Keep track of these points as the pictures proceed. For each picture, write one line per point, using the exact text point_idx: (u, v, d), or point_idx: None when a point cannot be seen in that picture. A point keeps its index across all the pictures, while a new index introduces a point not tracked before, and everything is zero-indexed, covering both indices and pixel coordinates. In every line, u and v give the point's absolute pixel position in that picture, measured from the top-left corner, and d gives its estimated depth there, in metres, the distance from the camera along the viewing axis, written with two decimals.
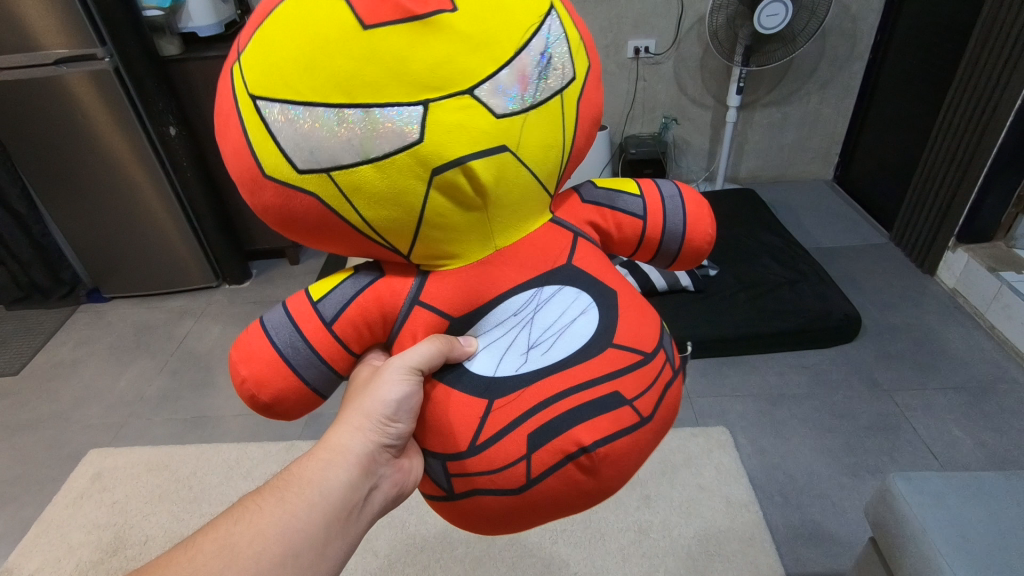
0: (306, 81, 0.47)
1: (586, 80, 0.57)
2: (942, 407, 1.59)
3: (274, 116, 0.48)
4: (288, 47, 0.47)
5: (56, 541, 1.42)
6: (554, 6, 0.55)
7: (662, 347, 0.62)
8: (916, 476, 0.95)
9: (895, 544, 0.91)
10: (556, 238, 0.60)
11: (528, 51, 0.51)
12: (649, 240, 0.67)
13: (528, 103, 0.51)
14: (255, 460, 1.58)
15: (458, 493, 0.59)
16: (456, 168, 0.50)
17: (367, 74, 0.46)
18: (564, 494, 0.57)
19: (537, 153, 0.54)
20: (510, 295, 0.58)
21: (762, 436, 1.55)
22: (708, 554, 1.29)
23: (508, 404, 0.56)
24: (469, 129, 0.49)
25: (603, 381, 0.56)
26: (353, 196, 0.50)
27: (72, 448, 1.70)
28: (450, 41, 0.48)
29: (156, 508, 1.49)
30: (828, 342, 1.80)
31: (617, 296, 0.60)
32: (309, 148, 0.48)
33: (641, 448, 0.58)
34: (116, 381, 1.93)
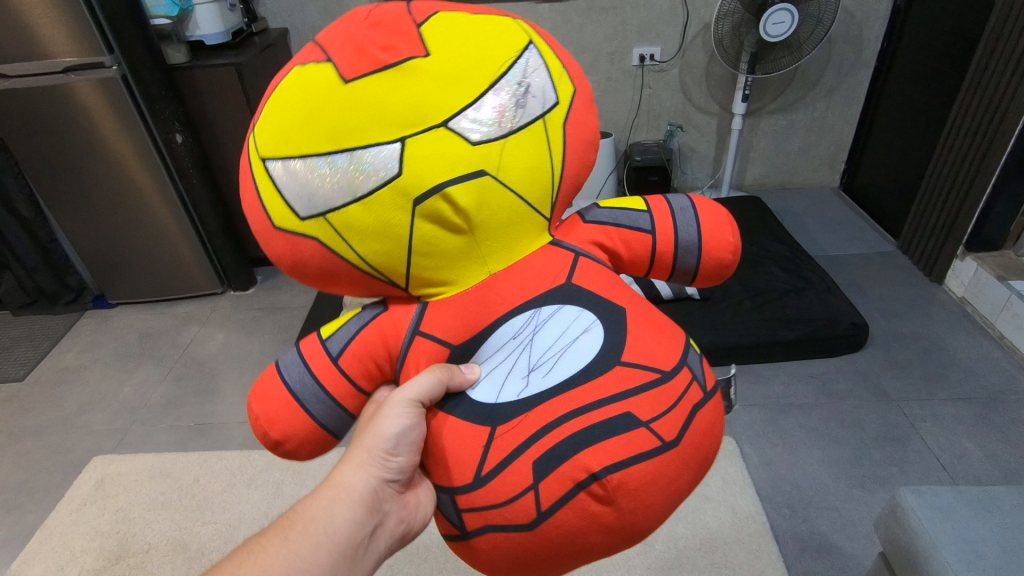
0: (298, 135, 0.52)
1: (572, 102, 0.58)
2: (950, 418, 1.58)
3: (274, 170, 0.53)
4: (283, 108, 0.53)
5: (59, 548, 1.42)
6: (532, 39, 0.57)
7: (684, 364, 0.59)
8: (927, 490, 0.93)
9: (905, 559, 0.89)
10: (553, 258, 0.60)
11: (502, 82, 0.53)
12: (661, 254, 0.65)
13: (506, 129, 0.53)
14: (258, 468, 1.57)
15: (472, 532, 0.58)
16: (435, 196, 0.52)
17: (350, 120, 0.50)
18: (582, 530, 0.54)
19: (521, 175, 0.55)
20: (507, 318, 0.58)
21: (768, 446, 1.54)
22: (714, 566, 1.27)
23: (510, 430, 0.55)
24: (447, 159, 0.52)
25: (613, 402, 0.54)
26: (345, 233, 0.54)
27: (76, 455, 1.70)
28: (425, 81, 0.51)
29: (159, 515, 1.48)
30: (835, 351, 1.78)
31: (625, 313, 0.59)
32: (307, 196, 0.52)
33: (667, 477, 0.54)
34: (120, 388, 1.93)
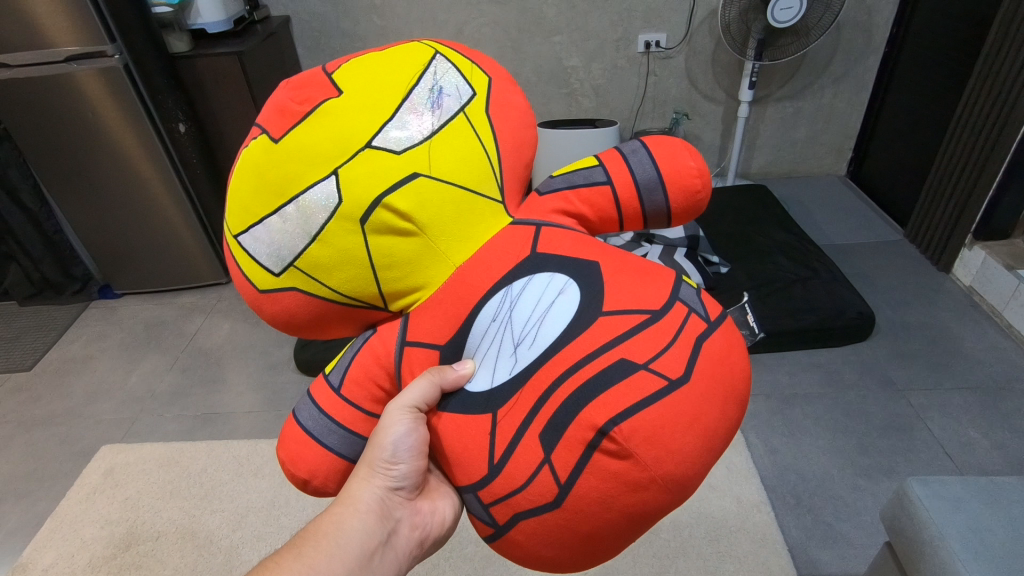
0: (252, 204, 0.56)
1: (489, 91, 0.61)
2: (956, 408, 1.57)
3: (244, 242, 0.58)
4: (237, 187, 0.58)
5: (69, 536, 1.44)
6: (438, 49, 0.60)
7: (678, 300, 0.57)
8: (934, 480, 0.93)
9: (911, 549, 0.89)
10: (517, 236, 0.59)
11: (414, 92, 0.56)
12: (626, 201, 0.63)
13: (428, 132, 0.56)
14: (265, 457, 1.59)
15: (506, 525, 0.57)
16: (378, 208, 0.54)
17: (287, 174, 0.55)
18: (611, 493, 0.51)
19: (455, 170, 0.57)
20: (483, 303, 0.57)
21: (773, 435, 1.54)
22: (719, 554, 1.28)
23: (511, 410, 0.55)
24: (378, 174, 0.54)
25: (606, 353, 0.52)
26: (314, 273, 0.57)
27: (85, 444, 1.71)
28: (341, 114, 0.55)
29: (168, 503, 1.50)
30: (842, 340, 1.78)
31: (598, 266, 0.57)
32: (274, 253, 0.56)
33: (687, 416, 0.51)
34: (127, 378, 1.94)
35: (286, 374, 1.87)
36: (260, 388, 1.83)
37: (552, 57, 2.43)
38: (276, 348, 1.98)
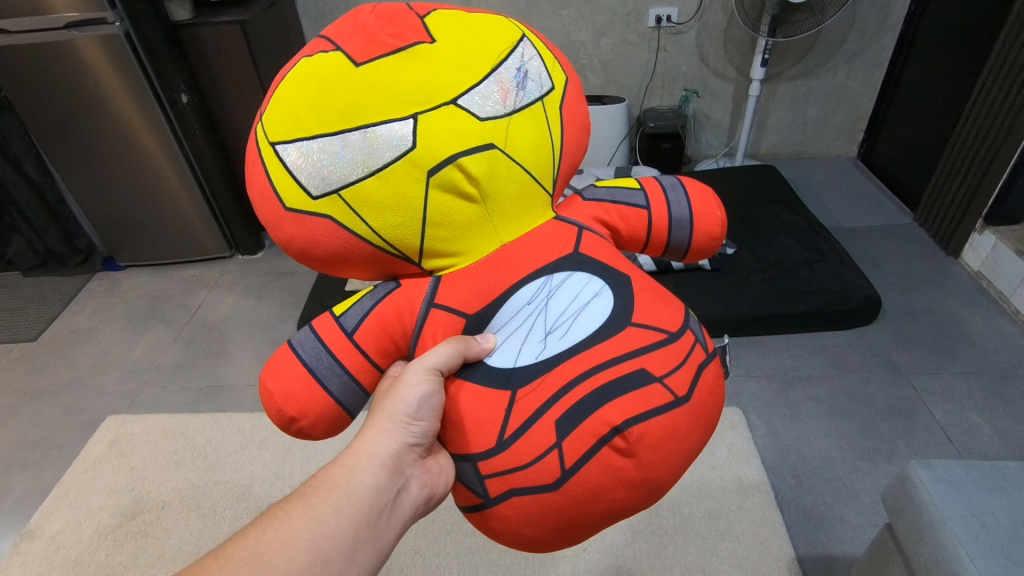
0: (311, 117, 0.53)
1: (566, 89, 0.62)
2: (960, 393, 1.57)
3: (286, 152, 0.54)
4: (296, 93, 0.54)
5: (76, 504, 1.46)
6: (526, 34, 0.61)
7: (687, 328, 0.60)
8: (937, 463, 0.93)
9: (912, 532, 0.89)
10: (560, 232, 0.61)
11: (503, 67, 0.56)
12: (657, 229, 0.66)
13: (510, 107, 0.56)
14: (269, 430, 1.60)
15: (495, 499, 0.56)
16: (450, 165, 0.53)
17: (363, 101, 0.52)
18: (606, 486, 0.53)
19: (527, 151, 0.57)
20: (521, 285, 0.58)
21: (775, 417, 1.54)
22: (718, 533, 1.29)
23: (532, 393, 0.55)
24: (457, 132, 0.53)
25: (627, 360, 0.54)
26: (360, 209, 0.54)
27: (90, 415, 1.72)
28: (431, 63, 0.53)
29: (172, 474, 1.51)
30: (847, 324, 1.77)
31: (631, 281, 0.60)
32: (321, 175, 0.53)
33: (682, 433, 0.54)
34: (131, 350, 1.94)
35: None
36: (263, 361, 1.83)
37: (560, 31, 2.38)
38: (280, 323, 1.99)
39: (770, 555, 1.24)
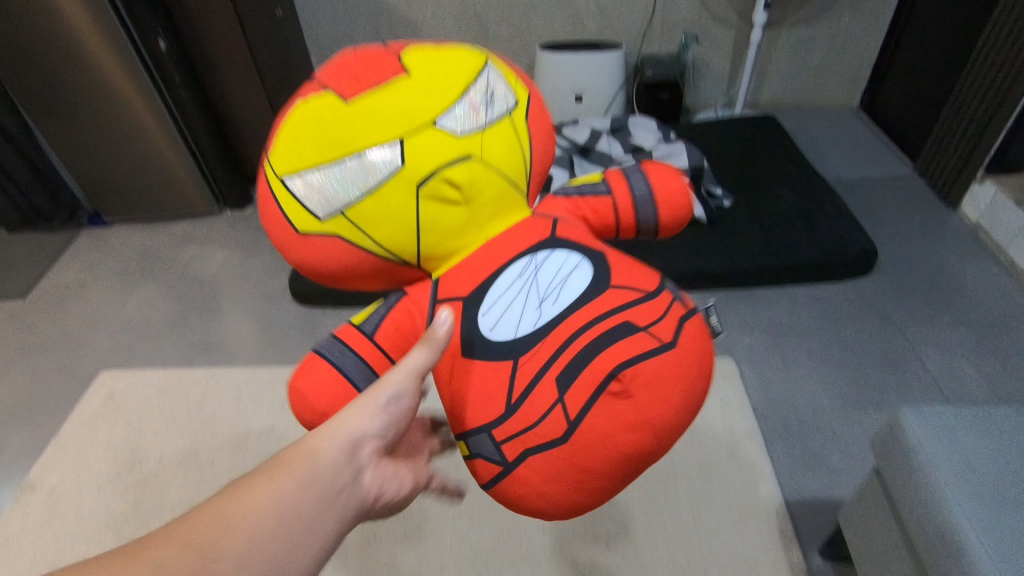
0: (312, 150, 0.54)
1: (529, 103, 0.62)
2: (952, 344, 1.57)
3: (291, 185, 0.55)
4: (294, 130, 0.55)
5: (75, 457, 1.47)
6: (489, 57, 0.61)
7: (666, 286, 0.60)
8: (928, 409, 0.93)
9: (899, 476, 0.91)
10: (543, 223, 0.61)
11: (473, 88, 0.57)
12: (625, 211, 0.66)
13: (482, 123, 0.56)
14: (264, 384, 1.60)
15: (513, 462, 0.56)
16: (437, 178, 0.54)
17: (354, 129, 0.53)
18: (614, 432, 0.52)
19: (503, 163, 0.58)
20: (510, 264, 0.58)
21: (768, 368, 1.55)
22: (708, 480, 1.31)
23: (532, 358, 0.55)
24: (441, 147, 0.54)
25: (612, 314, 0.55)
26: (364, 227, 0.56)
27: (84, 371, 1.72)
28: (411, 91, 0.54)
29: (169, 429, 1.52)
30: (842, 276, 1.76)
31: (607, 254, 0.60)
32: (326, 198, 0.54)
33: (678, 374, 0.54)
34: (122, 306, 1.92)
35: (281, 304, 1.86)
36: (257, 317, 1.82)
37: None
38: (272, 278, 1.96)
39: (759, 501, 1.27)
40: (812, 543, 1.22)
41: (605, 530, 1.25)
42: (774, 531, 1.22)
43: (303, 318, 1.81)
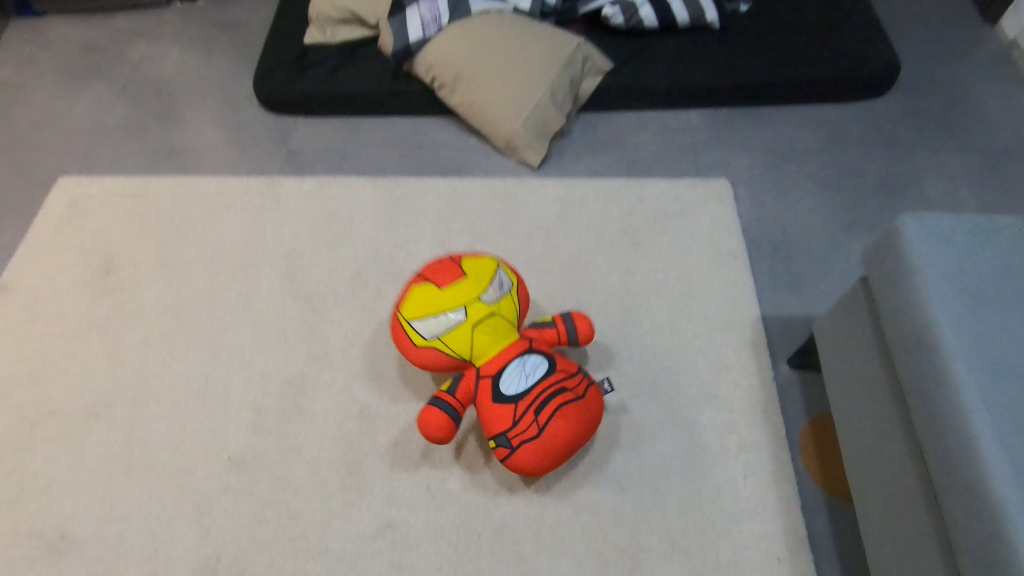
0: (422, 311, 0.99)
1: (520, 284, 1.06)
2: (956, 170, 1.51)
3: (410, 321, 0.99)
4: (410, 305, 1.00)
5: (45, 261, 1.42)
6: (501, 262, 1.05)
7: (581, 372, 1.05)
8: (929, 216, 0.89)
9: (886, 281, 0.90)
10: (523, 347, 1.02)
11: (493, 285, 1.00)
12: (564, 337, 1.09)
13: (499, 296, 1.00)
14: (235, 193, 1.50)
15: (516, 445, 0.97)
16: (483, 326, 0.99)
17: (440, 303, 0.98)
18: (565, 421, 0.97)
19: (511, 319, 1.02)
20: (508, 367, 1.00)
21: (762, 190, 1.50)
22: (689, 295, 1.31)
23: (524, 405, 0.97)
24: (480, 316, 0.98)
25: (554, 379, 0.99)
26: (450, 344, 0.99)
27: (40, 176, 1.61)
28: (465, 291, 0.99)
29: (140, 235, 1.45)
30: (856, 96, 1.63)
31: (554, 356, 1.03)
32: (428, 325, 0.98)
33: (587, 411, 1.00)
34: (71, 108, 1.75)
35: (248, 111, 1.71)
36: (222, 125, 1.68)
37: None
38: (235, 82, 1.78)
39: (736, 315, 1.28)
40: (781, 354, 1.27)
41: None
42: (747, 342, 1.25)
43: (272, 128, 1.67)
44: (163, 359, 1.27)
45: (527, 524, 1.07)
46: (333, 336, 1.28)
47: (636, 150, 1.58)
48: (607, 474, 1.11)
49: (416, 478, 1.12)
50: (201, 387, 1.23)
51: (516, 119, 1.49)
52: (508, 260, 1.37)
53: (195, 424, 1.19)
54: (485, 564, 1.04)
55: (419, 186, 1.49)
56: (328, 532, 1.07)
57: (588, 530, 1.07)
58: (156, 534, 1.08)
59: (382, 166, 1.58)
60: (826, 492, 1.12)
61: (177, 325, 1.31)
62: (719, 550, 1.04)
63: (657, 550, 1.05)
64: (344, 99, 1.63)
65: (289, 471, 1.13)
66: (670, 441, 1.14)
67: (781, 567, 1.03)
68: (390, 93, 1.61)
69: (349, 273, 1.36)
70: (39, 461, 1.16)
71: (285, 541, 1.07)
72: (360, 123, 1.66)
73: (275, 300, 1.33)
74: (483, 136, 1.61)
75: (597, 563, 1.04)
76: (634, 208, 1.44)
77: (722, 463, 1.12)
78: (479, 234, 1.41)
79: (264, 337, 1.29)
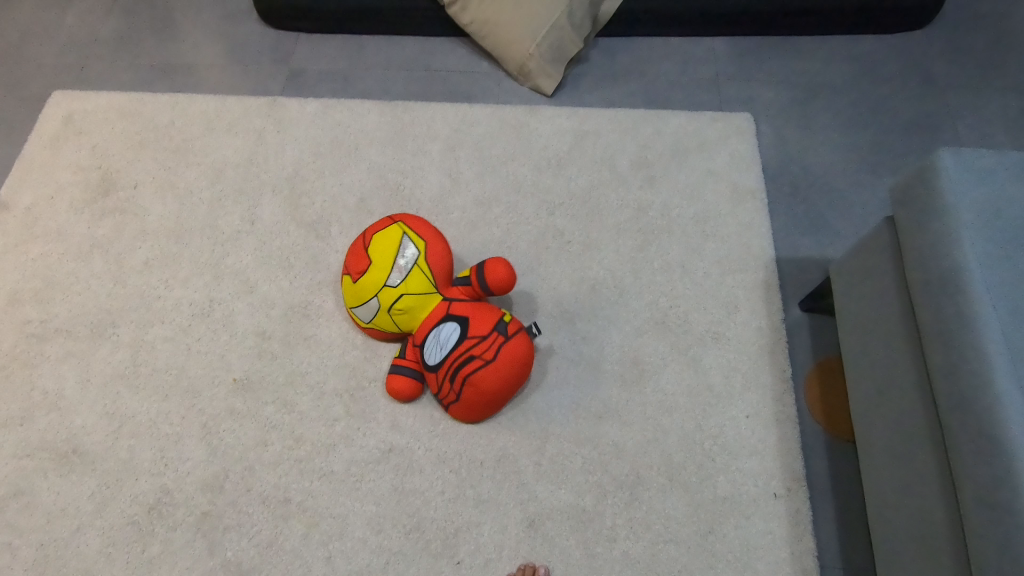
0: (352, 301, 1.10)
1: (427, 251, 1.05)
2: (994, 109, 1.43)
3: (351, 309, 1.12)
4: (347, 293, 1.12)
5: (43, 179, 1.38)
6: (404, 234, 1.05)
7: (497, 328, 1.00)
8: (968, 151, 0.85)
9: (916, 220, 0.87)
10: (438, 314, 1.04)
11: (396, 264, 1.04)
12: (483, 289, 1.05)
13: (403, 277, 1.04)
14: (235, 113, 1.45)
15: (447, 405, 1.06)
16: (395, 309, 1.05)
17: (361, 293, 1.07)
18: (478, 387, 1.01)
19: (424, 295, 1.04)
20: (428, 339, 1.04)
21: (786, 127, 1.43)
22: (704, 234, 1.27)
23: (440, 373, 1.03)
24: (390, 299, 1.04)
25: (462, 346, 1.00)
26: (383, 325, 1.09)
27: (33, 91, 1.54)
28: (373, 277, 1.05)
29: (139, 154, 1.41)
30: (894, 27, 1.53)
31: (470, 318, 1.02)
32: (362, 314, 1.10)
33: (501, 372, 1.00)
34: (61, 17, 1.66)
35: (248, 27, 1.62)
36: (221, 41, 1.60)
37: None
38: None
39: (750, 256, 1.25)
40: (793, 297, 1.24)
41: (595, 277, 1.23)
42: (759, 283, 1.22)
43: (273, 45, 1.59)
44: (166, 281, 1.26)
45: (529, 454, 1.08)
46: (338, 264, 1.26)
47: (656, 80, 1.50)
48: (610, 409, 1.12)
49: (420, 406, 1.12)
50: (205, 311, 1.22)
51: (531, 41, 1.41)
52: (517, 191, 1.32)
53: (200, 347, 1.19)
54: (486, 490, 1.06)
55: (426, 111, 1.43)
56: (332, 455, 1.09)
57: (589, 462, 1.08)
58: (164, 451, 1.10)
59: (388, 90, 1.50)
60: (828, 433, 1.12)
61: (180, 248, 1.29)
62: (717, 485, 1.06)
63: (656, 483, 1.06)
64: (349, 15, 1.53)
65: (294, 395, 1.14)
66: (675, 379, 1.14)
67: (778, 503, 1.04)
68: (398, 10, 1.51)
69: (353, 201, 1.32)
70: (47, 378, 1.17)
71: (290, 461, 1.09)
72: (366, 43, 1.58)
73: (278, 226, 1.30)
74: (495, 61, 1.52)
75: (596, 493, 1.06)
76: (651, 141, 1.38)
77: (726, 402, 1.12)
78: (488, 163, 1.36)
79: (267, 263, 1.27)
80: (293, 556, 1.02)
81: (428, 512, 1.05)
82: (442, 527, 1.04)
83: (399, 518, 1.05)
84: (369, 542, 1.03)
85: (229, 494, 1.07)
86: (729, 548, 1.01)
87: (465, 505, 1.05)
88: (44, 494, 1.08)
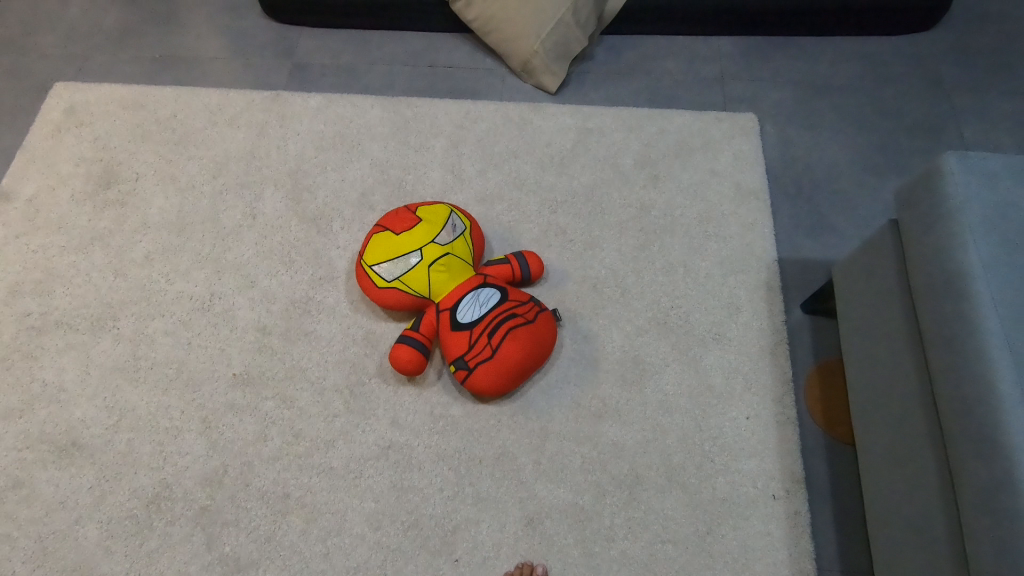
0: (383, 256, 1.08)
1: (473, 228, 1.14)
2: (1000, 113, 1.42)
3: (374, 266, 1.09)
4: (373, 251, 1.10)
5: (45, 170, 1.38)
6: (454, 208, 1.14)
7: (534, 300, 1.10)
8: (975, 155, 0.85)
9: (922, 223, 0.87)
10: (476, 282, 1.10)
11: (447, 227, 1.09)
12: (514, 274, 1.14)
13: (451, 239, 1.09)
14: (238, 107, 1.44)
15: (472, 367, 1.03)
16: (436, 266, 1.07)
17: (401, 247, 1.08)
18: (516, 346, 1.03)
19: (464, 261, 1.09)
20: (464, 300, 1.07)
21: (791, 127, 1.42)
22: (706, 234, 1.27)
23: (477, 331, 1.04)
24: (434, 255, 1.07)
25: (504, 306, 1.06)
26: (410, 284, 1.08)
27: (36, 81, 1.54)
28: (421, 233, 1.08)
29: (140, 147, 1.40)
30: (901, 28, 1.52)
31: (508, 289, 1.09)
32: (391, 269, 1.08)
33: (539, 335, 1.06)
34: (64, 8, 1.65)
35: (251, 20, 1.61)
36: (224, 34, 1.59)
37: None
38: None
39: (753, 256, 1.24)
40: (794, 298, 1.24)
41: (596, 276, 1.23)
42: (761, 284, 1.22)
43: (276, 39, 1.58)
44: (167, 275, 1.25)
45: (528, 452, 1.08)
46: (339, 259, 1.26)
47: (660, 78, 1.49)
48: (610, 408, 1.11)
49: (420, 403, 1.12)
50: (206, 305, 1.22)
51: (536, 38, 1.40)
52: (519, 189, 1.32)
53: (201, 341, 1.19)
54: (485, 487, 1.06)
55: (429, 107, 1.42)
56: (331, 451, 1.09)
57: (588, 461, 1.08)
58: (163, 445, 1.10)
59: (391, 85, 1.50)
60: (828, 435, 1.12)
61: (181, 242, 1.29)
62: (716, 486, 1.06)
63: (655, 483, 1.06)
64: (353, 9, 1.52)
65: (294, 391, 1.14)
66: (675, 379, 1.14)
67: (776, 504, 1.04)
68: (402, 5, 1.50)
69: (355, 196, 1.32)
70: (47, 370, 1.17)
71: (289, 457, 1.09)
72: (369, 37, 1.57)
73: (279, 220, 1.30)
74: (500, 57, 1.52)
75: (595, 493, 1.06)
76: (655, 140, 1.37)
77: (726, 402, 1.12)
78: (491, 160, 1.35)
79: (268, 257, 1.26)
80: (291, 551, 1.03)
81: (427, 509, 1.05)
82: (440, 524, 1.04)
83: (398, 515, 1.05)
84: (367, 538, 1.03)
85: (228, 489, 1.07)
86: (727, 548, 1.01)
87: (464, 502, 1.05)
88: (44, 486, 1.08)
